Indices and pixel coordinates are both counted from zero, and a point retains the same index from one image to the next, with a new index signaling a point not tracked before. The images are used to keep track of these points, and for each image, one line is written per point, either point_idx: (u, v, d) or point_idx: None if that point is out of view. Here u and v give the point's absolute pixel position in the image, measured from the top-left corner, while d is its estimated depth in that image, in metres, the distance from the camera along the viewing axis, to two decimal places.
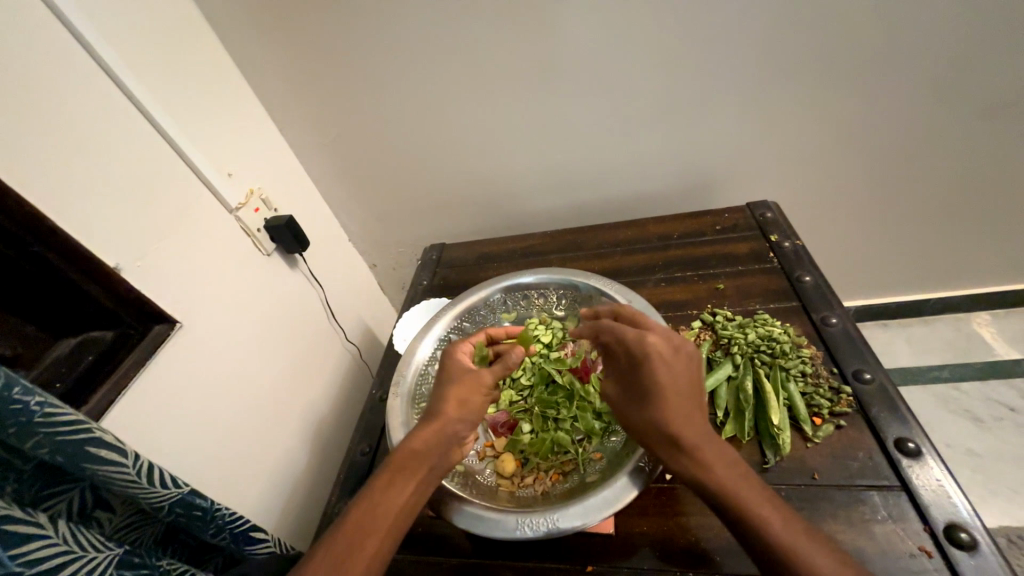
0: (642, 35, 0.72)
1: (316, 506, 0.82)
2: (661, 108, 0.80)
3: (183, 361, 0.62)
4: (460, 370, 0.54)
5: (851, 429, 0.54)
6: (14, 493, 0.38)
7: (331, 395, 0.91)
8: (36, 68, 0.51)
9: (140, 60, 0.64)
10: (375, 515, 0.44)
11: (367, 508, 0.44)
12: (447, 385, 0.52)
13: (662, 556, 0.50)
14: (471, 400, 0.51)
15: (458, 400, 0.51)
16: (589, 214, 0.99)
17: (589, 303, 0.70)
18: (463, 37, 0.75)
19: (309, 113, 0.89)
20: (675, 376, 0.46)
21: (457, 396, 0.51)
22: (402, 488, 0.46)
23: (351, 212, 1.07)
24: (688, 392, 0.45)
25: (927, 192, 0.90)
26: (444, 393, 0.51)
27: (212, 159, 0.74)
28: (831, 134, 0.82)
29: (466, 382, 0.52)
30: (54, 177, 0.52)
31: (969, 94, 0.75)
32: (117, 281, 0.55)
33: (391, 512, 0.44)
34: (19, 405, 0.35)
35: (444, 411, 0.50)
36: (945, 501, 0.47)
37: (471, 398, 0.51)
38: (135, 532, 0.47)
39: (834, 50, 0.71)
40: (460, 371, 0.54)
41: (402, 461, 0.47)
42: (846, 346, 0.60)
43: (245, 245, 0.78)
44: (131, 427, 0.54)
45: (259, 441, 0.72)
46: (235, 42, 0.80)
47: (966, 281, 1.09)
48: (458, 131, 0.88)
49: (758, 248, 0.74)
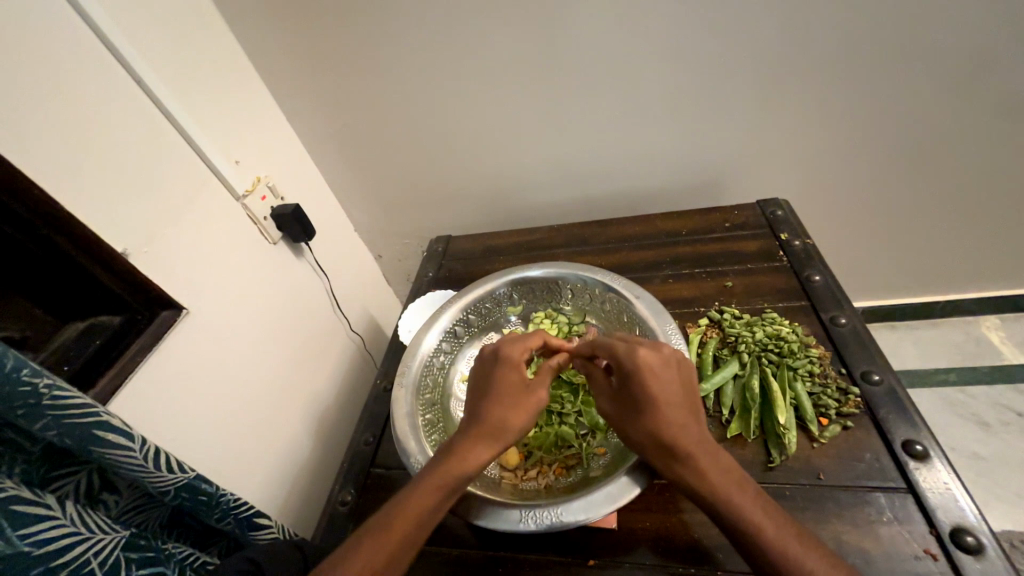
0: (654, 29, 0.71)
1: (319, 494, 0.82)
2: (672, 103, 0.79)
3: (189, 347, 0.62)
4: (513, 384, 0.51)
5: (858, 430, 0.53)
6: (23, 473, 0.38)
7: (336, 384, 0.91)
8: (46, 51, 0.51)
9: (150, 46, 0.63)
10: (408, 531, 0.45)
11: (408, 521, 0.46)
12: (508, 409, 0.50)
13: (664, 552, 0.50)
14: (523, 419, 0.50)
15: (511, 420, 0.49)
16: (596, 208, 0.98)
17: (596, 298, 0.70)
18: (472, 28, 0.74)
19: (317, 100, 0.88)
20: (670, 384, 0.47)
21: (505, 420, 0.49)
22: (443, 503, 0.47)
23: (358, 202, 1.06)
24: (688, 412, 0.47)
25: (940, 193, 0.89)
26: (492, 413, 0.49)
27: (220, 146, 0.74)
28: (843, 132, 0.81)
29: (517, 403, 0.50)
30: (65, 162, 0.52)
31: (986, 96, 0.74)
32: (123, 264, 0.55)
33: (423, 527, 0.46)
34: (28, 386, 0.35)
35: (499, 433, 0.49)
36: (952, 504, 0.47)
37: (518, 421, 0.50)
38: (141, 516, 0.47)
39: (848, 47, 0.70)
40: (517, 389, 0.51)
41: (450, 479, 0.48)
42: (855, 347, 0.59)
43: (252, 233, 0.78)
44: (136, 411, 0.54)
45: (264, 426, 0.73)
46: (245, 30, 0.79)
47: (977, 285, 1.08)
48: (465, 122, 0.87)
49: (767, 246, 0.74)
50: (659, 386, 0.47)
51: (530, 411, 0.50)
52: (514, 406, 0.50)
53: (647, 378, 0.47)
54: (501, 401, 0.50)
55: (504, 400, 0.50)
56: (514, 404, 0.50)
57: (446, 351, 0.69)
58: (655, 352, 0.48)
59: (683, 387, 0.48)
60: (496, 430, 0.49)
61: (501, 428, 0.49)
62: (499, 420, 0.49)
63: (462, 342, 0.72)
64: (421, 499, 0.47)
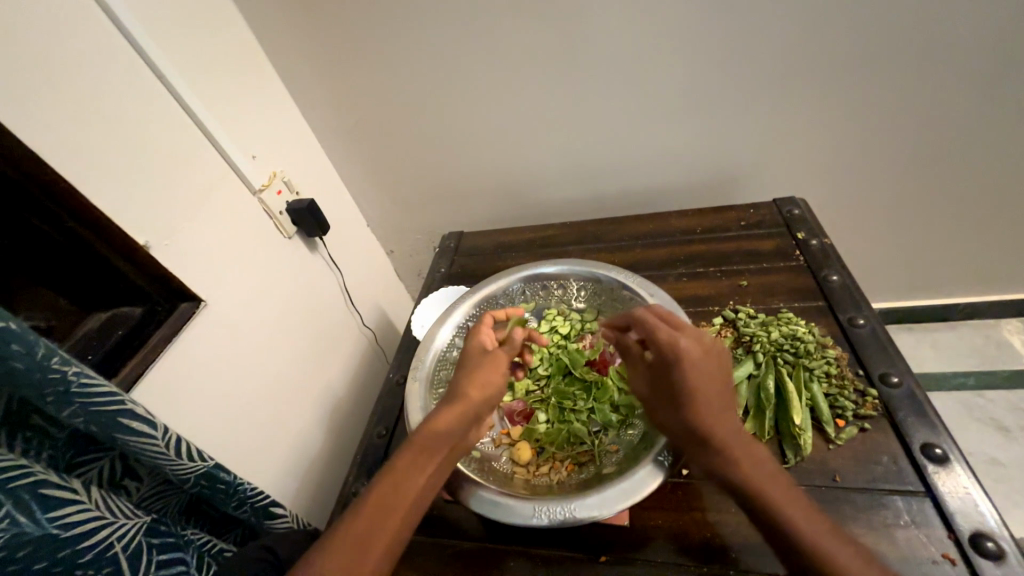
0: (669, 25, 0.70)
1: (332, 486, 0.84)
2: (688, 99, 0.78)
3: (205, 337, 0.63)
4: (482, 355, 0.56)
5: (875, 432, 0.53)
6: (50, 459, 0.39)
7: (349, 378, 0.92)
8: (71, 48, 0.52)
9: (169, 44, 0.64)
10: (395, 492, 0.46)
11: (391, 487, 0.46)
12: (471, 371, 0.54)
13: (677, 549, 0.50)
14: (486, 383, 0.53)
15: (481, 383, 0.53)
16: (609, 206, 0.98)
17: (610, 295, 0.69)
18: (487, 25, 0.74)
19: (332, 96, 0.89)
20: (711, 372, 0.47)
21: (478, 389, 0.52)
22: (426, 469, 0.48)
23: (372, 198, 1.07)
24: (721, 391, 0.46)
25: (962, 192, 0.87)
26: (461, 383, 0.53)
27: (237, 141, 0.75)
28: (861, 130, 0.79)
29: (487, 367, 0.54)
30: (91, 157, 0.53)
31: (1009, 94, 0.72)
32: (144, 256, 0.57)
33: (413, 492, 0.46)
34: (57, 374, 0.36)
35: (467, 391, 0.52)
36: (972, 509, 0.46)
37: (491, 386, 0.53)
38: (161, 502, 0.49)
39: (870, 43, 0.69)
40: (481, 360, 0.55)
41: (431, 441, 0.49)
42: (872, 348, 0.59)
43: (268, 227, 0.79)
44: (156, 400, 0.55)
45: (279, 416, 0.74)
46: (263, 27, 0.80)
47: (999, 287, 1.05)
48: (478, 119, 0.87)
49: (783, 245, 0.73)
50: (697, 384, 0.46)
51: (497, 376, 0.54)
52: (482, 365, 0.54)
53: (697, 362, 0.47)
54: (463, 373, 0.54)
55: (467, 371, 0.54)
56: (480, 366, 0.54)
57: None
58: (699, 348, 0.47)
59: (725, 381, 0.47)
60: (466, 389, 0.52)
61: (472, 387, 0.52)
62: (471, 381, 0.53)
63: None
64: (406, 466, 0.47)
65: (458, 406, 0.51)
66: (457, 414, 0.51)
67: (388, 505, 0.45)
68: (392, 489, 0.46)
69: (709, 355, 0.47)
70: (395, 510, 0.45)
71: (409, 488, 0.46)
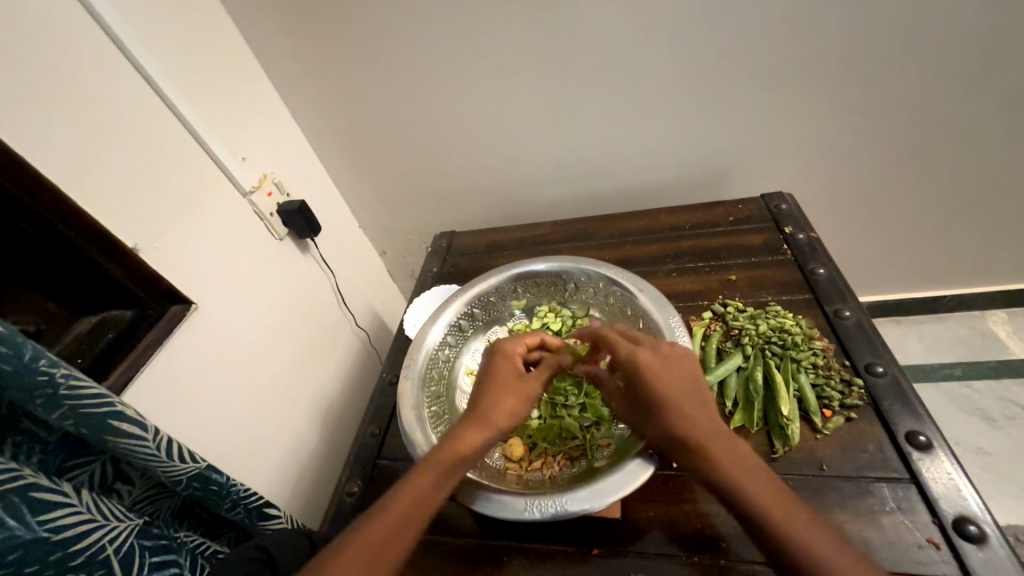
0: (656, 23, 0.71)
1: (327, 487, 0.84)
2: (676, 96, 0.79)
3: (196, 339, 0.63)
4: (512, 374, 0.54)
5: (861, 421, 0.54)
6: (40, 462, 0.39)
7: (342, 379, 0.92)
8: (57, 50, 0.52)
9: (156, 46, 0.64)
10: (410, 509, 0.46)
11: (407, 504, 0.46)
12: (498, 390, 0.52)
13: (669, 541, 0.51)
14: (514, 406, 0.52)
15: (508, 406, 0.52)
16: (599, 204, 0.98)
17: (600, 292, 0.70)
18: (475, 24, 0.74)
19: (321, 97, 0.88)
20: (680, 377, 0.48)
21: (504, 410, 0.51)
22: (441, 487, 0.48)
23: (363, 199, 1.07)
24: (697, 398, 0.47)
25: (946, 186, 0.88)
26: (486, 401, 0.52)
27: (226, 142, 0.75)
28: (847, 125, 0.80)
29: (516, 389, 0.53)
30: (78, 160, 0.53)
31: (990, 88, 0.73)
32: (133, 259, 0.57)
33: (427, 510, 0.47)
34: (45, 376, 0.36)
35: (494, 413, 0.51)
36: (955, 494, 0.47)
37: (517, 408, 0.52)
38: (153, 505, 0.49)
39: (854, 39, 0.70)
40: (509, 378, 0.53)
41: (449, 460, 0.49)
42: (858, 339, 0.60)
43: (259, 229, 0.79)
44: (147, 403, 0.55)
45: (272, 418, 0.74)
46: (251, 28, 0.80)
47: (984, 279, 1.07)
48: (468, 119, 0.88)
49: (770, 239, 0.74)
50: (666, 392, 0.48)
51: (523, 398, 0.53)
52: (509, 387, 0.53)
53: (665, 369, 0.49)
54: (490, 390, 0.52)
55: (494, 389, 0.53)
56: (508, 386, 0.53)
57: (451, 344, 0.70)
58: (659, 358, 0.50)
59: (697, 386, 0.48)
60: (491, 410, 0.51)
61: (498, 408, 0.51)
62: (498, 401, 0.52)
63: (467, 336, 0.72)
64: (422, 483, 0.47)
65: (483, 428, 0.50)
66: (481, 436, 0.50)
67: (401, 521, 0.45)
68: (407, 507, 0.46)
69: (676, 362, 0.49)
70: (406, 527, 0.45)
71: (423, 507, 0.46)
